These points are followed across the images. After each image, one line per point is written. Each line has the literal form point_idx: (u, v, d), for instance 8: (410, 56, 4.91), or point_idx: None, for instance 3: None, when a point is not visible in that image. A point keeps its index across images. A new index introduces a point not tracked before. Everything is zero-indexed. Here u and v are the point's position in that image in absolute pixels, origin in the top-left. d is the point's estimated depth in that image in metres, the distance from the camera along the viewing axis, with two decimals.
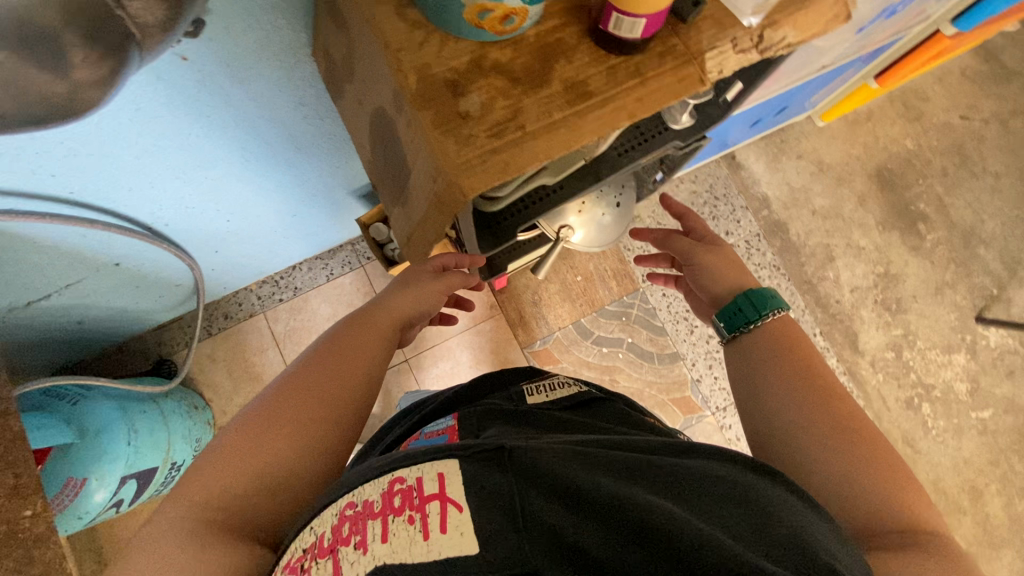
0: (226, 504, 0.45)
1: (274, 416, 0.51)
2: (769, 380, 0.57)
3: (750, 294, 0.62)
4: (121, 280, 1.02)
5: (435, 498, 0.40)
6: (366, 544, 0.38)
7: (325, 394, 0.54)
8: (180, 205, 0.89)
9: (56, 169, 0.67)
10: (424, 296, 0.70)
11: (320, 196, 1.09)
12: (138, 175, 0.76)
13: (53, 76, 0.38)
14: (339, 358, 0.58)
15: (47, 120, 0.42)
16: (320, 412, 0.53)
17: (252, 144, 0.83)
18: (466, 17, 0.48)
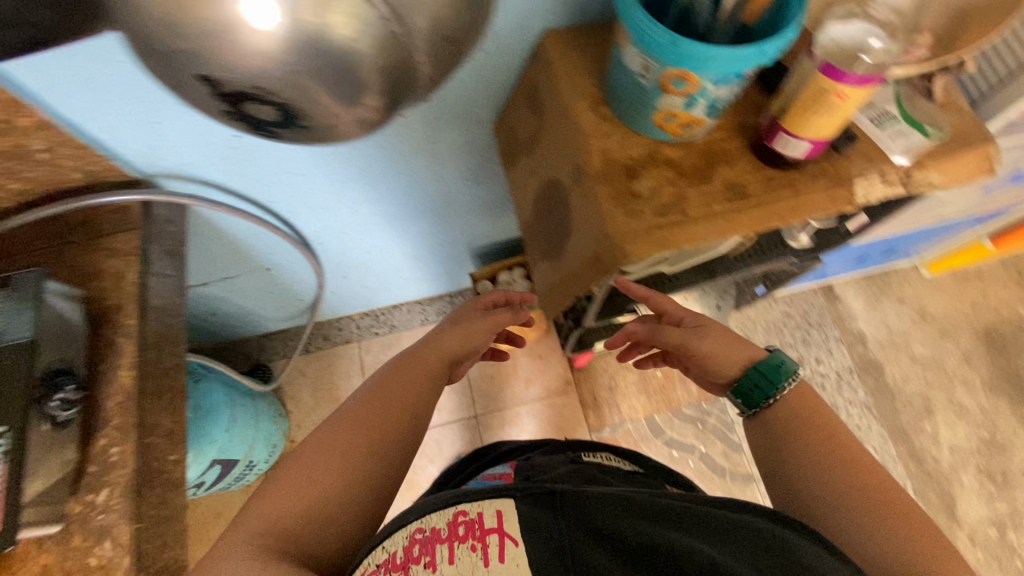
0: (285, 528, 0.48)
1: (328, 449, 0.53)
2: (801, 449, 0.56)
3: (760, 369, 0.62)
4: (262, 284, 1.16)
5: (493, 531, 0.43)
6: (435, 564, 0.42)
7: (373, 427, 0.57)
8: (339, 231, 1.03)
9: (270, 179, 0.82)
10: (473, 334, 0.72)
11: (447, 248, 1.21)
12: (323, 198, 0.91)
13: (358, 108, 0.49)
14: (387, 393, 0.61)
15: (330, 136, 0.53)
16: (368, 444, 0.55)
17: (417, 193, 0.96)
18: (653, 119, 0.58)
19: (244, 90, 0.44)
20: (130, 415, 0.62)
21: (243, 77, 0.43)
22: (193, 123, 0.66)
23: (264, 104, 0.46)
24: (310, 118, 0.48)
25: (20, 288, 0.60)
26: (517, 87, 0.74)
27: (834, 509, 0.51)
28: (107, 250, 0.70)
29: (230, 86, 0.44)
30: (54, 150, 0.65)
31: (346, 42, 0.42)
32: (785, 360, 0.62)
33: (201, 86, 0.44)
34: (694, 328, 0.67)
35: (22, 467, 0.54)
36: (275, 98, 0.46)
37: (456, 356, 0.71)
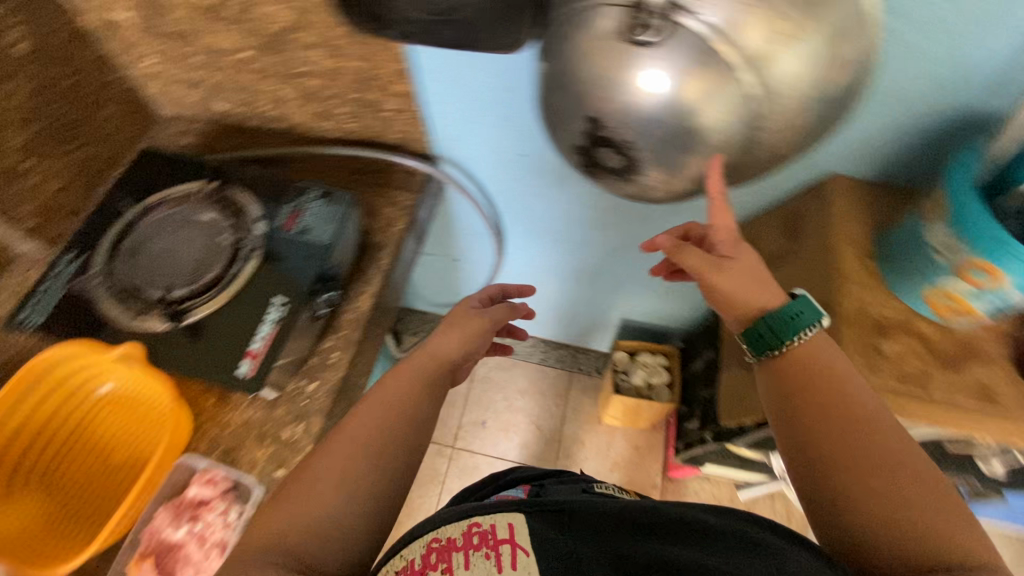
0: (290, 544, 0.45)
1: (327, 465, 0.50)
2: (798, 410, 0.53)
3: (775, 317, 0.58)
4: (441, 269, 1.29)
5: (506, 541, 0.48)
6: (451, 570, 0.46)
7: (376, 433, 0.54)
8: (533, 257, 1.13)
9: (520, 194, 0.93)
10: (470, 338, 0.69)
11: (607, 308, 1.28)
12: (544, 226, 1.01)
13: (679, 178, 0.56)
14: (376, 404, 0.56)
15: (636, 192, 0.61)
16: (372, 451, 0.52)
17: (622, 253, 1.05)
18: (925, 291, 0.60)
19: (613, 139, 0.53)
20: (356, 332, 0.72)
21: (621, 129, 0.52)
22: (507, 132, 0.79)
23: (616, 152, 0.55)
24: (642, 172, 0.56)
25: (335, 202, 0.74)
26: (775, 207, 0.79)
27: (845, 476, 0.48)
28: (388, 200, 0.84)
29: (600, 131, 0.53)
30: (398, 111, 0.81)
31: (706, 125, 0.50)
32: (805, 311, 0.57)
33: (581, 124, 0.54)
34: (717, 259, 0.62)
35: (284, 334, 0.65)
36: (629, 150, 0.54)
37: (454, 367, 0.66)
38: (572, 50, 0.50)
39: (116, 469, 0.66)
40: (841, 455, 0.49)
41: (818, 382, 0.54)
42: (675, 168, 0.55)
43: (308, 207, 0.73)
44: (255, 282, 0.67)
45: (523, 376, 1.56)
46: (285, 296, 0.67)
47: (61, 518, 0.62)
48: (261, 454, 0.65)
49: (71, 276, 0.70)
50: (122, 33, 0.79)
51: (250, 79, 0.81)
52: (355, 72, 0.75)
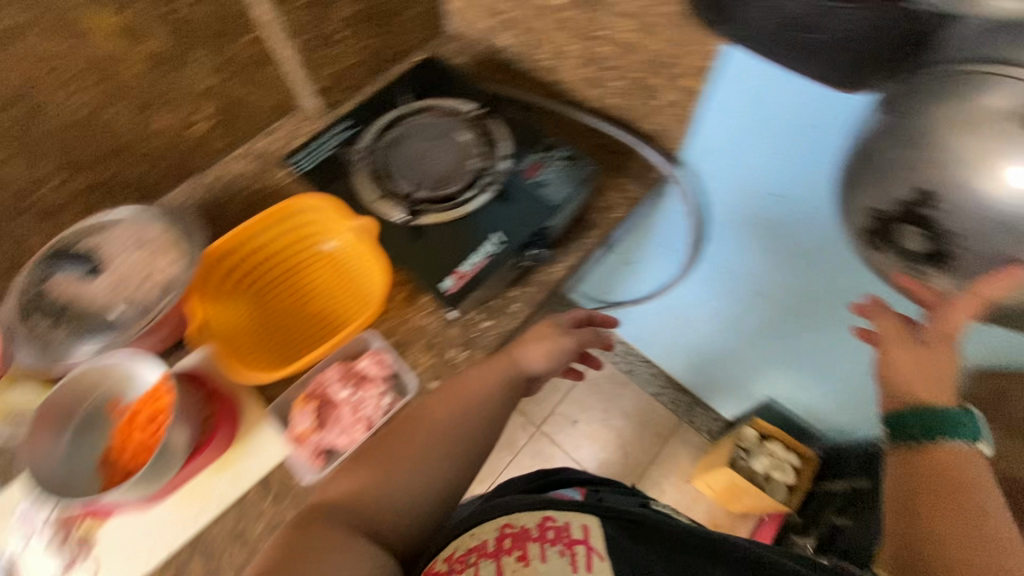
0: (364, 506, 0.54)
1: (393, 450, 0.58)
2: (931, 502, 0.49)
3: (932, 411, 0.54)
4: (608, 275, 1.24)
5: (580, 543, 0.55)
6: (525, 559, 0.53)
7: (444, 428, 0.60)
8: (712, 295, 1.06)
9: (741, 232, 0.87)
10: (556, 349, 0.69)
11: (757, 377, 1.18)
12: (746, 271, 0.94)
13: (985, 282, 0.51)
14: (456, 396, 0.63)
15: (915, 279, 0.56)
16: (433, 445, 0.59)
17: (812, 334, 0.95)
18: None
19: (934, 226, 0.49)
20: (542, 295, 0.73)
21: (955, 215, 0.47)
22: (770, 169, 0.73)
23: (925, 233, 0.50)
24: (948, 261, 0.51)
25: (576, 167, 0.74)
26: None
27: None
28: (618, 186, 0.81)
29: (920, 207, 0.49)
30: (672, 105, 0.77)
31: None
32: (965, 424, 0.53)
33: (902, 193, 0.49)
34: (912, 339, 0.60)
35: (490, 270, 0.68)
36: (944, 230, 0.49)
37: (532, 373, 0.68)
38: (937, 119, 0.45)
39: (302, 322, 0.73)
40: (970, 555, 0.45)
41: (967, 488, 0.49)
42: (988, 271, 0.50)
43: (551, 163, 0.74)
44: (483, 213, 0.71)
45: (631, 397, 1.50)
46: (503, 236, 0.70)
47: (259, 338, 0.71)
48: (425, 361, 0.70)
49: (340, 142, 0.78)
50: None
51: (544, 25, 0.82)
52: (653, 55, 0.72)
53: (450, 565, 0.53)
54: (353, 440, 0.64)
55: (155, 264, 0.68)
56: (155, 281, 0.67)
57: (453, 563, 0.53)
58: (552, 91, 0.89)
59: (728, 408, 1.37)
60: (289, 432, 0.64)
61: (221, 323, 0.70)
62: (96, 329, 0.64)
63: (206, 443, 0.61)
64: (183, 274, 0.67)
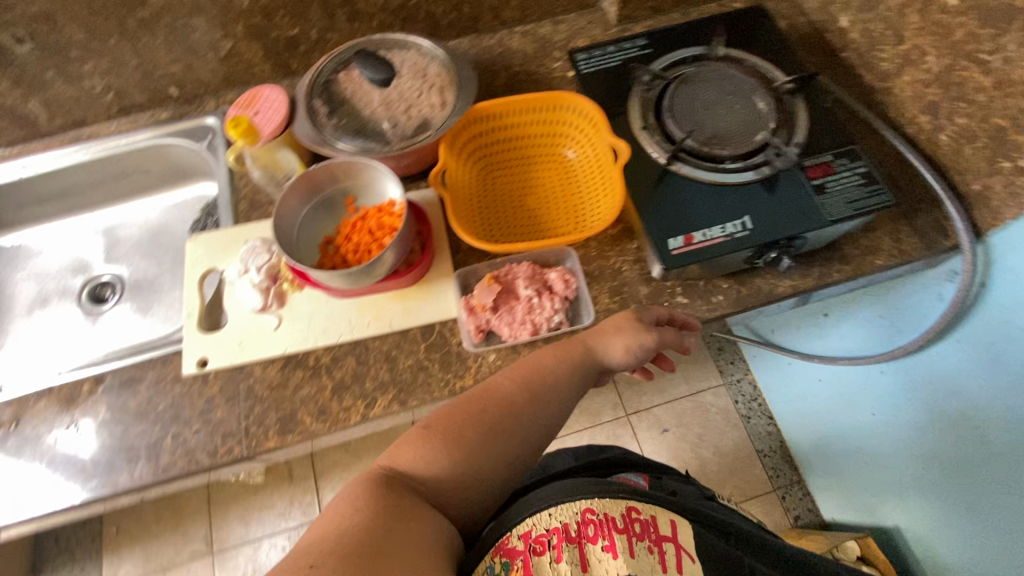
0: (420, 485, 0.52)
1: (450, 430, 0.55)
2: None
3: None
4: (793, 321, 1.13)
5: (669, 541, 0.52)
6: (614, 550, 0.50)
7: (507, 414, 0.56)
8: (910, 392, 0.92)
9: (1006, 347, 0.72)
10: (637, 345, 0.61)
11: (898, 504, 1.02)
12: (974, 387, 0.79)
13: None
14: (527, 378, 0.58)
15: None
16: (494, 429, 0.55)
17: (1008, 502, 0.78)
18: None
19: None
20: (750, 303, 0.67)
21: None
22: None
23: None
24: None
25: (870, 189, 0.64)
26: None
27: None
28: (890, 232, 0.70)
29: None
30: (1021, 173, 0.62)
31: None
32: None
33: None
34: None
35: (724, 249, 0.62)
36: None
37: (608, 367, 0.62)
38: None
39: (518, 211, 0.74)
40: None
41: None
42: None
43: (842, 172, 0.65)
44: (744, 190, 0.65)
45: (732, 440, 1.39)
46: (753, 223, 0.63)
47: (474, 205, 0.73)
48: (605, 302, 0.68)
49: (630, 58, 0.74)
50: None
51: (913, 26, 0.70)
52: None
53: (528, 544, 0.50)
54: (516, 335, 0.65)
55: (422, 99, 0.71)
56: (418, 114, 0.70)
57: (530, 542, 0.50)
58: (867, 98, 0.77)
59: (836, 510, 1.23)
60: (466, 299, 0.67)
61: (454, 177, 0.72)
62: (357, 131, 0.70)
63: (401, 273, 0.66)
64: (444, 119, 0.70)
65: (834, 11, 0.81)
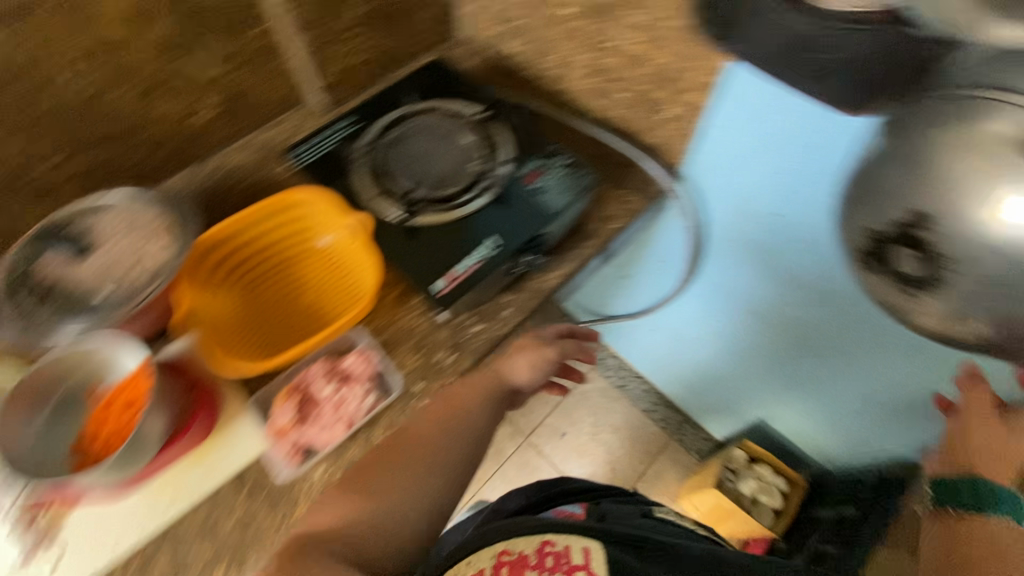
0: (340, 540, 0.54)
1: (368, 482, 0.58)
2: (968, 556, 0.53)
3: (977, 482, 0.58)
4: (608, 284, 1.22)
5: (581, 570, 0.54)
6: None
7: (426, 451, 0.61)
8: (708, 311, 1.06)
9: (739, 252, 0.88)
10: (541, 360, 0.69)
11: (753, 400, 1.15)
12: (741, 284, 0.93)
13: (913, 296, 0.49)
14: (442, 417, 0.63)
15: (899, 304, 0.51)
16: (415, 467, 0.60)
17: (810, 358, 0.93)
18: None
19: (931, 251, 0.45)
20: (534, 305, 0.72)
21: (948, 242, 0.44)
22: (774, 195, 0.74)
23: (906, 253, 0.48)
24: (924, 288, 0.47)
25: (577, 175, 0.74)
26: None
27: None
28: (618, 198, 0.81)
29: (886, 231, 0.48)
30: (673, 119, 0.77)
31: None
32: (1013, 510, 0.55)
33: (898, 215, 0.46)
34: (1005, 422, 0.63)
35: (484, 272, 0.67)
36: (932, 274, 0.46)
37: (518, 386, 0.68)
38: (960, 111, 0.42)
39: (291, 315, 0.72)
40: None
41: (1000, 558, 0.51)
42: (956, 315, 0.47)
43: (550, 170, 0.74)
44: (482, 215, 0.70)
45: (621, 412, 1.48)
46: (498, 240, 0.69)
47: (246, 331, 0.70)
48: (411, 363, 0.68)
49: (342, 138, 0.78)
50: None
51: (555, 35, 0.83)
52: (659, 68, 0.72)
53: None
54: (333, 439, 0.62)
55: (144, 250, 0.66)
56: (138, 266, 0.65)
57: None
58: (555, 98, 0.90)
59: (720, 431, 1.36)
60: (269, 426, 0.63)
61: (205, 314, 0.68)
62: (79, 310, 0.63)
63: (182, 433, 0.60)
64: (171, 261, 0.65)
65: (499, 39, 0.93)
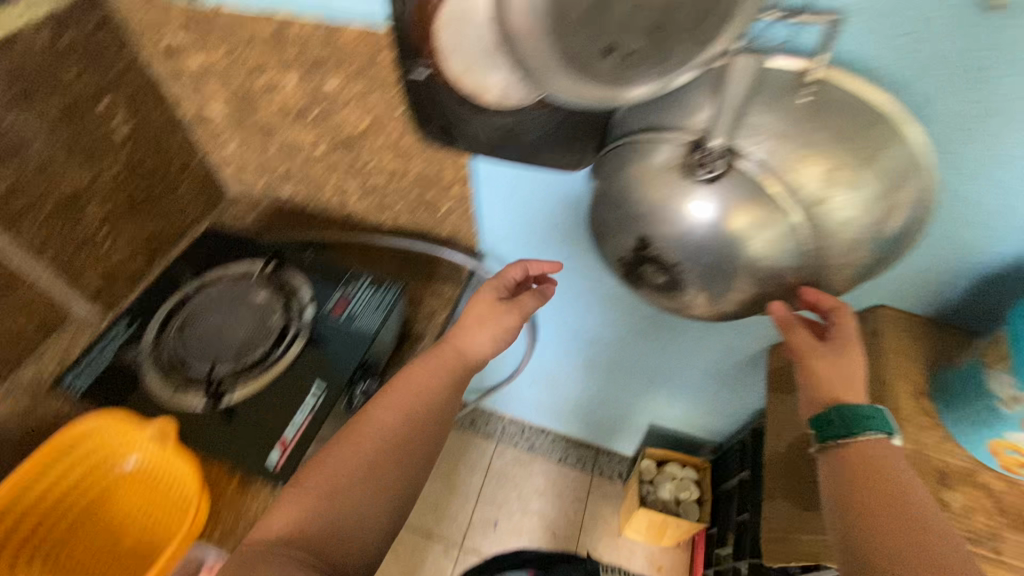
0: (306, 541, 0.48)
1: (336, 472, 0.53)
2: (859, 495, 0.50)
3: (843, 410, 0.54)
4: None
5: None
6: None
7: (391, 438, 0.57)
8: (562, 353, 1.11)
9: (555, 299, 0.95)
10: (501, 333, 0.69)
11: (636, 411, 1.23)
12: (572, 324, 1.00)
13: (678, 295, 0.57)
14: (408, 403, 0.60)
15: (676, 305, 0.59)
16: (384, 456, 0.56)
17: (654, 361, 1.02)
18: (990, 444, 0.58)
19: (660, 260, 0.54)
20: None
21: (665, 250, 0.53)
22: (555, 246, 0.82)
23: (652, 268, 0.56)
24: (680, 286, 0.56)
25: (382, 290, 0.76)
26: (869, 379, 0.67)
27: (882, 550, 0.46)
28: (434, 294, 0.85)
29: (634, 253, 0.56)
30: (452, 211, 0.84)
31: (754, 251, 0.50)
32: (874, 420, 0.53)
33: (629, 242, 0.55)
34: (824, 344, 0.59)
35: (318, 422, 0.64)
36: (670, 277, 0.55)
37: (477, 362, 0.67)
38: (623, 154, 0.54)
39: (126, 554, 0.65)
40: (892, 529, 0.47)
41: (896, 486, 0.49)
42: (717, 297, 0.55)
43: (357, 295, 0.75)
44: (297, 365, 0.68)
45: (539, 472, 1.48)
46: (323, 383, 0.67)
47: None
48: None
49: (122, 343, 0.71)
50: (213, 127, 0.85)
51: (317, 171, 0.86)
52: (418, 174, 0.79)
53: None
54: None
55: None
56: None
57: None
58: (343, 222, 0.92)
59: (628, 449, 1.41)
60: None
61: None
62: None
63: None
64: None
65: (268, 187, 0.93)
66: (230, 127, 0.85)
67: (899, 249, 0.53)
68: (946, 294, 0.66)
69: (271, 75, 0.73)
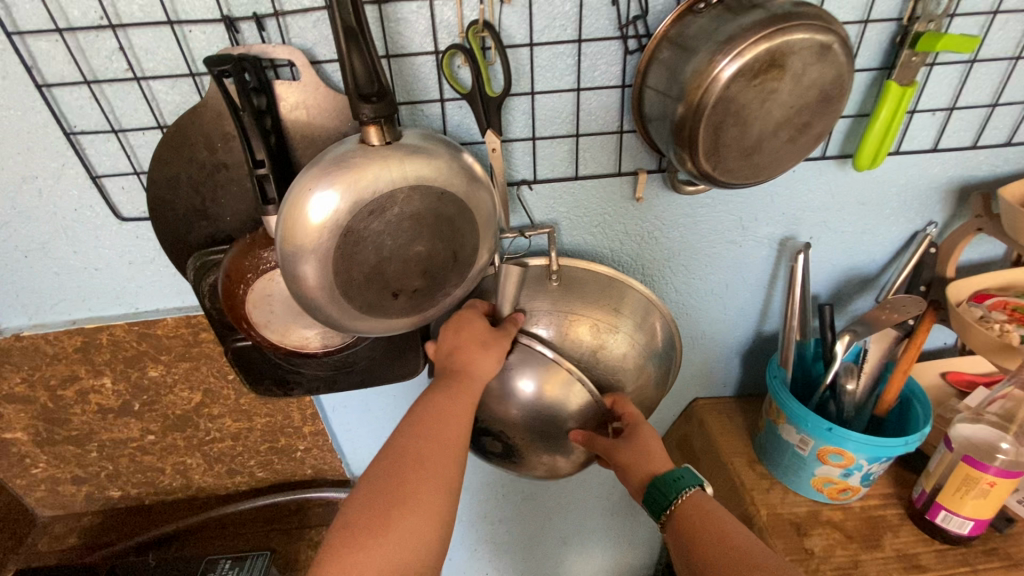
0: None
1: (375, 514, 0.47)
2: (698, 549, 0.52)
3: (656, 482, 0.57)
4: None
5: None
6: None
7: (421, 466, 0.50)
8: (469, 548, 1.07)
9: None
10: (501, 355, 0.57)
11: None
12: (467, 511, 1.00)
13: (531, 456, 0.64)
14: (435, 433, 0.52)
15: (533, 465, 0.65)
16: (424, 482, 0.49)
17: (556, 517, 1.03)
18: (812, 482, 0.69)
19: (493, 429, 0.63)
20: None
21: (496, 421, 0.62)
22: None
23: (495, 439, 0.64)
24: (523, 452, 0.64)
25: (246, 569, 0.70)
26: (716, 466, 0.78)
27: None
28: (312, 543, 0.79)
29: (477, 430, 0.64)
30: (310, 449, 0.83)
31: (573, 405, 0.60)
32: (683, 476, 0.57)
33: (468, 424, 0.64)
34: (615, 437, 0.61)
35: None
36: (510, 444, 0.63)
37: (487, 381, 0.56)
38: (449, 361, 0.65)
39: None
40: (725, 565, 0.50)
41: (722, 525, 0.53)
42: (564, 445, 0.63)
43: None
44: None
45: None
46: None
47: None
48: None
49: None
50: (11, 454, 0.76)
51: (152, 459, 0.80)
52: (266, 426, 0.79)
53: None
54: None
55: None
56: None
57: None
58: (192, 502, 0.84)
59: None
60: None
61: None
62: None
63: None
64: None
65: (91, 496, 0.82)
66: (35, 447, 0.76)
67: (673, 358, 0.68)
68: (732, 374, 0.82)
69: (83, 382, 0.71)
